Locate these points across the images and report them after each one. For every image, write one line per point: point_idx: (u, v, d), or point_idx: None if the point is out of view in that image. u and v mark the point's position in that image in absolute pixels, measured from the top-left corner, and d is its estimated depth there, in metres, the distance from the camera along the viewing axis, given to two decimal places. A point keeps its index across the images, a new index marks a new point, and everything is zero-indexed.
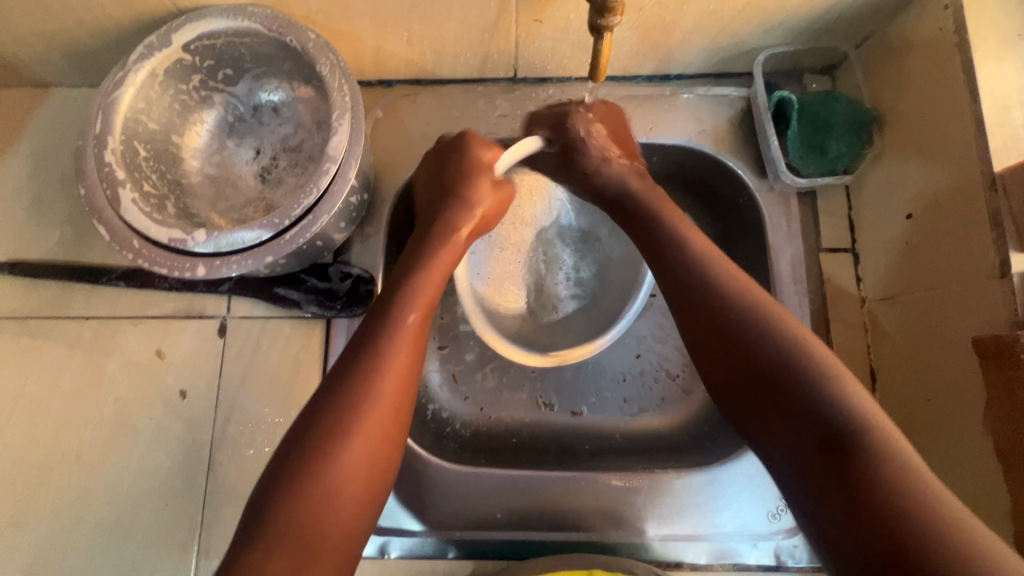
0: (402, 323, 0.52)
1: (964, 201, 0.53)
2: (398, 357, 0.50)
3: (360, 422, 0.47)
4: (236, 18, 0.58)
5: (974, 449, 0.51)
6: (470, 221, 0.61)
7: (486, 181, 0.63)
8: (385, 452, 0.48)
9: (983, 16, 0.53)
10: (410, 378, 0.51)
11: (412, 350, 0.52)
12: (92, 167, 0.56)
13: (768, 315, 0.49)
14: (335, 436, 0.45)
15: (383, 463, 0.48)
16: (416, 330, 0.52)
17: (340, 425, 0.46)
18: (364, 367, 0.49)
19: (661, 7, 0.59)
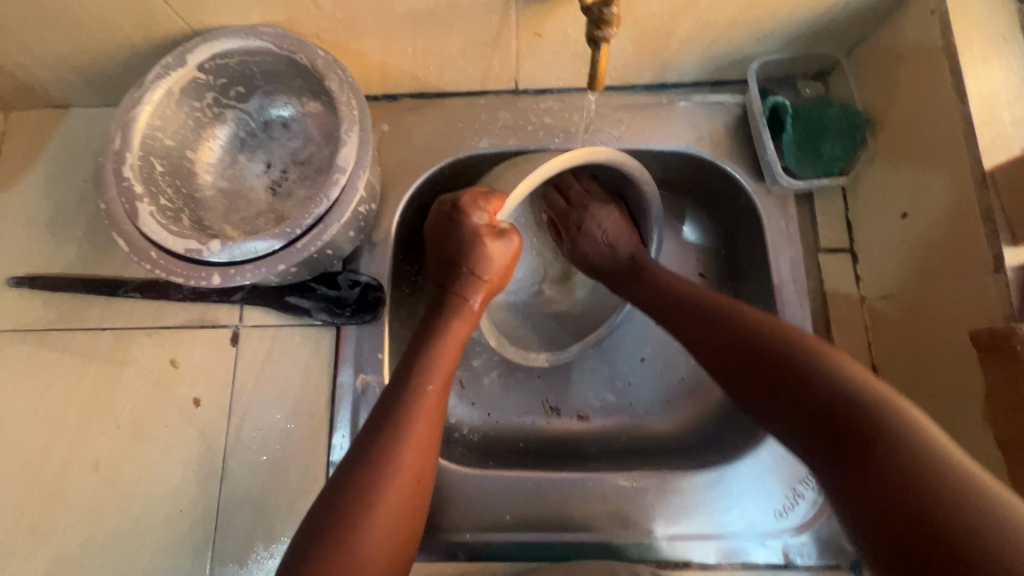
0: (422, 390, 0.56)
1: (958, 199, 0.54)
2: (420, 419, 0.55)
3: (380, 485, 0.51)
4: (248, 38, 0.60)
5: (976, 441, 0.52)
6: (478, 290, 0.63)
7: (487, 243, 0.62)
8: (410, 514, 0.52)
9: (967, 20, 0.55)
10: (429, 449, 0.55)
11: (432, 418, 0.56)
12: (111, 182, 0.58)
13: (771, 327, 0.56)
14: (365, 503, 0.49)
15: (407, 526, 0.52)
16: (435, 398, 0.57)
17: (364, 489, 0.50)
18: (384, 430, 0.53)
19: (656, 19, 0.61)
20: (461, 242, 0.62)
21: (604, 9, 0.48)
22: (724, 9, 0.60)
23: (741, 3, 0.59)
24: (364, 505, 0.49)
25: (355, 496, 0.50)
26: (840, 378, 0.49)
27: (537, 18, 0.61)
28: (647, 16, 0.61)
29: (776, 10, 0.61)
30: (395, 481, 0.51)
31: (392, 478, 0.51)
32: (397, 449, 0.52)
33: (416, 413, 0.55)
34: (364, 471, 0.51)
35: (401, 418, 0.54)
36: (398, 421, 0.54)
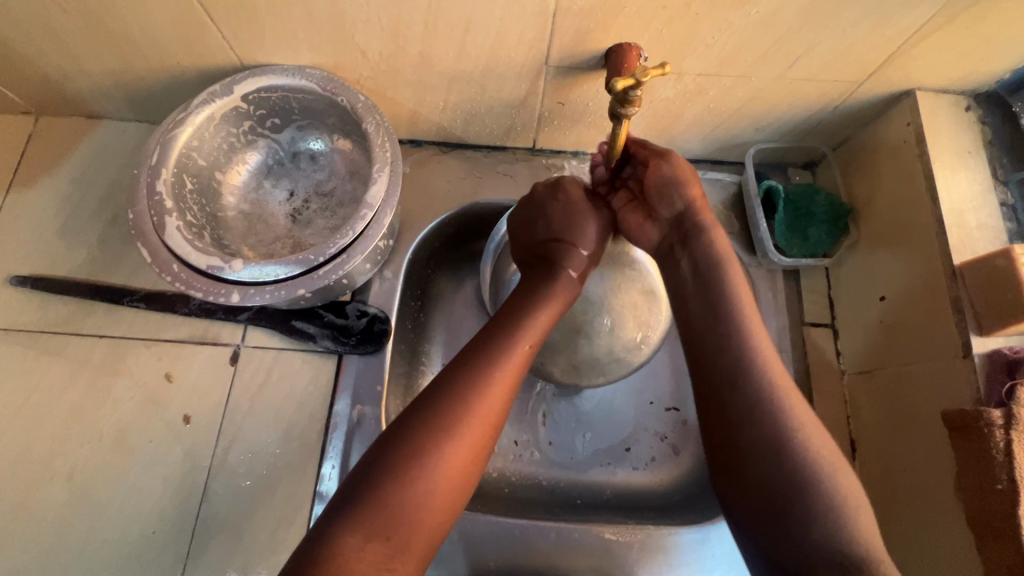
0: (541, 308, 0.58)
1: (931, 288, 0.60)
2: (547, 314, 0.58)
3: (506, 353, 0.53)
4: (295, 76, 0.65)
5: (949, 516, 0.55)
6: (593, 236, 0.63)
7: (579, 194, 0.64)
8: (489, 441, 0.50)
9: (939, 134, 0.63)
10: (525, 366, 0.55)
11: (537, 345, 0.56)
12: (143, 194, 0.61)
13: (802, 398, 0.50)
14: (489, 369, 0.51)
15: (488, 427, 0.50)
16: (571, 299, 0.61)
17: (462, 409, 0.48)
18: (498, 346, 0.53)
19: (668, 103, 0.68)
20: (571, 213, 0.63)
21: (629, 92, 0.53)
22: (730, 100, 0.67)
23: (745, 97, 0.67)
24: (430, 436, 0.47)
25: (428, 421, 0.47)
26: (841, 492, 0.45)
27: (563, 89, 0.67)
28: (662, 99, 0.67)
29: (775, 105, 0.68)
30: (519, 355, 0.54)
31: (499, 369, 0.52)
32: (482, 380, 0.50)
33: (562, 291, 0.60)
34: (447, 390, 0.49)
35: (526, 326, 0.56)
36: (519, 320, 0.56)
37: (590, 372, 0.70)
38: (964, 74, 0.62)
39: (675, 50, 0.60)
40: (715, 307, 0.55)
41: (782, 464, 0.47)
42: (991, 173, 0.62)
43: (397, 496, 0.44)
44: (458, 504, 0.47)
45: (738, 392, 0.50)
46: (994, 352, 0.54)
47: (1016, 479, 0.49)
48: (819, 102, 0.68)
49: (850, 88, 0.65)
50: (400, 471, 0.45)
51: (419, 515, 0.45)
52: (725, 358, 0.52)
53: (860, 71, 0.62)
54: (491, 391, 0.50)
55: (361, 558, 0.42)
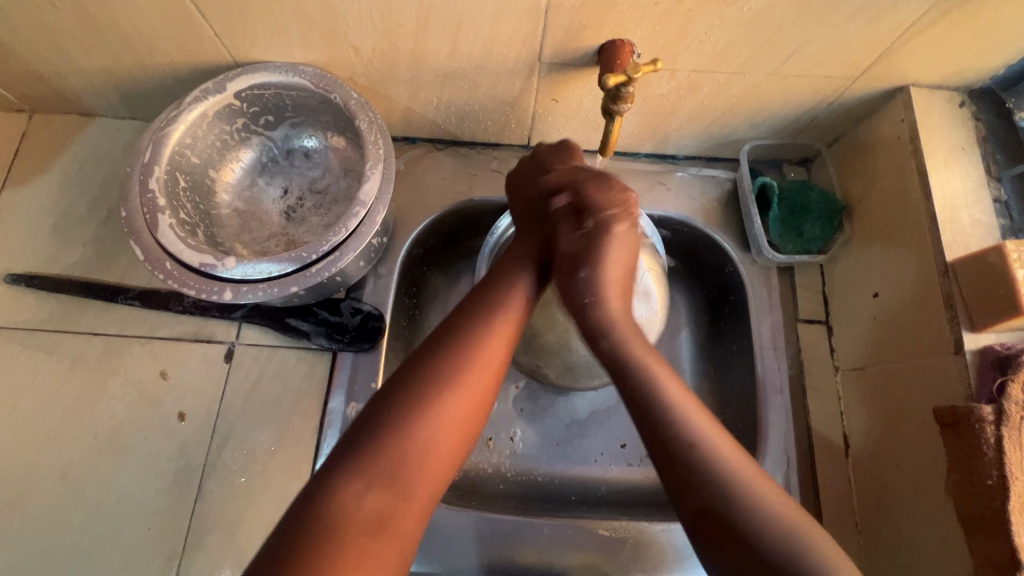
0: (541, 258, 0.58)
1: (924, 285, 0.60)
2: (544, 270, 0.58)
3: (502, 304, 0.54)
4: (288, 73, 0.65)
5: (941, 512, 0.55)
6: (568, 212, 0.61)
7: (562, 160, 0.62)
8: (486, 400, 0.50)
9: (932, 131, 0.63)
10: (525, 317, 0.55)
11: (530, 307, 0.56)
12: (136, 192, 0.61)
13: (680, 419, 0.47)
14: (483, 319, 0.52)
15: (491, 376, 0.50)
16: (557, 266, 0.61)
17: (461, 359, 0.49)
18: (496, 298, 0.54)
19: (662, 99, 0.68)
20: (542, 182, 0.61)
21: (621, 89, 0.54)
22: (723, 97, 0.67)
23: (739, 93, 0.67)
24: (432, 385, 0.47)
25: (425, 377, 0.48)
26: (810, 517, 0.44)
27: (556, 86, 0.67)
28: (655, 96, 0.67)
29: (769, 102, 0.68)
30: (516, 305, 0.54)
31: (496, 318, 0.52)
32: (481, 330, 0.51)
33: (551, 252, 0.60)
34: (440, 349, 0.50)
35: (524, 278, 0.56)
36: (515, 274, 0.57)
37: (577, 377, 0.71)
38: (958, 70, 0.62)
39: (668, 47, 0.60)
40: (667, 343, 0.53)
41: (754, 529, 0.42)
42: (984, 169, 0.62)
43: (396, 450, 0.45)
44: (459, 455, 0.48)
45: (696, 453, 0.45)
46: (986, 349, 0.54)
47: (1006, 475, 0.49)
48: (813, 98, 0.67)
49: (844, 84, 0.65)
50: (398, 420, 0.45)
51: (419, 469, 0.45)
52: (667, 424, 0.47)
53: (854, 67, 0.62)
54: (487, 340, 0.51)
55: (363, 504, 0.42)
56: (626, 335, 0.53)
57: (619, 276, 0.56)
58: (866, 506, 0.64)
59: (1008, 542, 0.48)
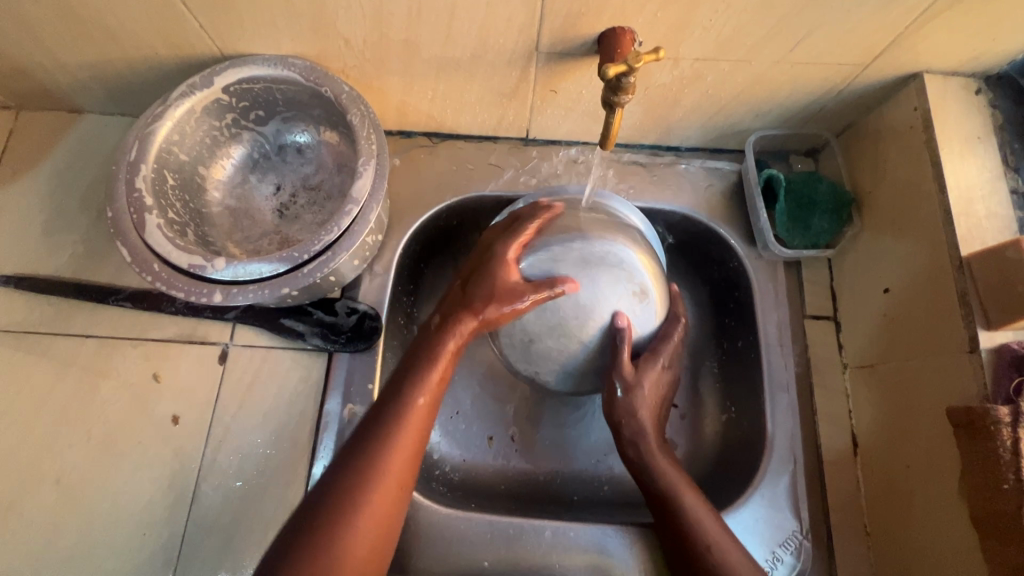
0: (441, 349, 0.58)
1: (937, 281, 0.58)
2: (445, 358, 0.58)
3: (399, 408, 0.54)
4: (277, 66, 0.63)
5: (954, 515, 0.54)
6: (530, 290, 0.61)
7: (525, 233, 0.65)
8: (397, 510, 0.52)
9: (947, 119, 0.60)
10: (431, 412, 0.56)
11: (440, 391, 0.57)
12: (122, 191, 0.59)
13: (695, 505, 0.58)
14: (384, 428, 0.53)
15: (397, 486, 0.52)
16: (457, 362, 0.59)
17: (366, 474, 0.51)
18: (391, 403, 0.54)
19: (665, 89, 0.65)
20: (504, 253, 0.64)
21: (622, 79, 0.51)
22: (728, 86, 0.65)
23: (744, 82, 0.64)
24: (336, 511, 0.49)
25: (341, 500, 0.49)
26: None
27: (554, 76, 0.64)
28: (658, 85, 0.65)
29: (775, 92, 0.66)
30: (416, 410, 0.54)
31: (395, 422, 0.53)
32: (384, 438, 0.52)
33: (453, 338, 0.59)
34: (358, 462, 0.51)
35: (423, 377, 0.56)
36: (411, 367, 0.57)
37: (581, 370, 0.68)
38: (974, 56, 0.59)
39: (670, 34, 0.57)
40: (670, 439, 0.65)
41: (723, 572, 0.54)
42: (1001, 159, 0.59)
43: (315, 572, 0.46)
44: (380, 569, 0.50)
45: (687, 522, 0.57)
46: (1003, 347, 0.52)
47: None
48: (821, 87, 0.65)
49: (854, 72, 0.62)
50: (309, 546, 0.47)
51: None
52: (676, 504, 0.58)
53: (865, 53, 0.59)
54: (388, 449, 0.52)
55: None
56: (655, 449, 0.63)
57: (653, 398, 0.65)
58: (875, 508, 0.63)
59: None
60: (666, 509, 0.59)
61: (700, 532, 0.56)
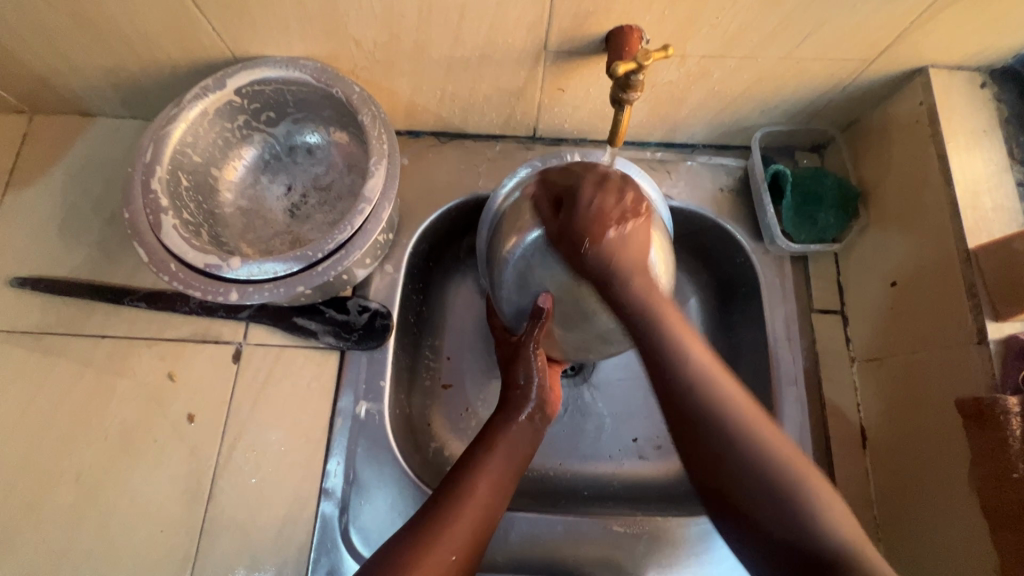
0: (520, 417, 0.60)
1: (944, 273, 0.58)
2: (524, 436, 0.60)
3: (486, 458, 0.56)
4: (288, 68, 0.64)
5: (963, 505, 0.54)
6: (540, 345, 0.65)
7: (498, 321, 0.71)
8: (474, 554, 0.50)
9: (952, 113, 0.61)
10: (514, 474, 0.57)
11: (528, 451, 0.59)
12: (138, 193, 0.60)
13: (747, 428, 0.48)
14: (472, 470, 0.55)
15: (480, 530, 0.51)
16: (540, 429, 0.62)
17: (454, 507, 0.51)
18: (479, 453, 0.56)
19: (672, 86, 0.66)
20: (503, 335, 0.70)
21: (630, 77, 0.52)
22: (735, 83, 0.66)
23: (751, 79, 0.65)
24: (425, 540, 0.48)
25: (430, 533, 0.49)
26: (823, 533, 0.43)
27: (562, 75, 0.65)
28: (665, 83, 0.65)
29: (782, 87, 0.66)
30: (500, 458, 0.56)
31: (481, 468, 0.55)
32: (472, 479, 0.54)
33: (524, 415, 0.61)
34: (455, 499, 0.52)
35: (508, 434, 0.59)
36: (497, 431, 0.59)
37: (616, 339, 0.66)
38: (978, 50, 0.60)
39: (677, 32, 0.58)
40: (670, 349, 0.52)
41: (781, 508, 0.45)
42: (1006, 152, 0.60)
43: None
44: None
45: (730, 451, 0.47)
46: (1010, 338, 0.52)
47: None
48: (827, 82, 0.65)
49: (859, 67, 0.63)
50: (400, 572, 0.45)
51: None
52: (709, 415, 0.49)
53: (870, 48, 0.60)
54: (476, 491, 0.53)
55: None
56: (677, 337, 0.53)
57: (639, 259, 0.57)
58: (884, 499, 0.63)
59: None
60: (702, 438, 0.48)
61: (755, 456, 0.46)
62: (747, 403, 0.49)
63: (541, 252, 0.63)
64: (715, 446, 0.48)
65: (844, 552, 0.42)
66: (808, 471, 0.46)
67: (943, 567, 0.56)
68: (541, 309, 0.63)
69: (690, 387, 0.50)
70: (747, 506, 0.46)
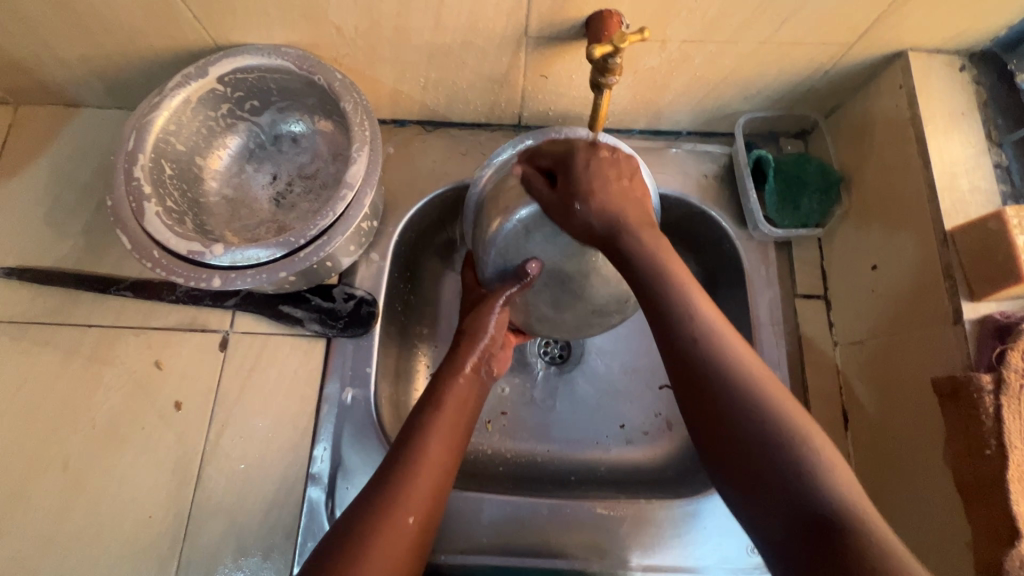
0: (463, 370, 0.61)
1: (922, 255, 0.59)
2: (466, 386, 0.60)
3: (437, 418, 0.56)
4: (270, 56, 0.64)
5: (939, 484, 0.55)
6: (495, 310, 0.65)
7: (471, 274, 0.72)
8: (432, 511, 0.51)
9: (931, 97, 0.61)
10: (461, 426, 0.58)
11: (466, 410, 0.59)
12: (121, 181, 0.60)
13: (762, 388, 0.43)
14: (421, 430, 0.55)
15: (436, 486, 0.52)
16: (484, 382, 0.63)
17: (408, 468, 0.52)
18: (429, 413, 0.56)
19: (654, 72, 0.66)
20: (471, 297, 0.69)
21: (608, 60, 0.52)
22: (716, 68, 0.66)
23: (732, 64, 0.65)
24: (384, 504, 0.49)
25: (379, 511, 0.48)
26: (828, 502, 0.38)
27: (544, 61, 0.65)
28: (647, 69, 0.66)
29: (764, 72, 0.66)
30: (445, 414, 0.57)
31: (431, 426, 0.55)
32: (423, 438, 0.54)
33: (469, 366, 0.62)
34: (410, 463, 0.52)
35: (454, 390, 0.59)
36: (444, 388, 0.59)
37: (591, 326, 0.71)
38: (956, 34, 0.60)
39: (657, 17, 0.58)
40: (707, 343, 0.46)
41: (780, 461, 0.40)
42: (985, 134, 0.60)
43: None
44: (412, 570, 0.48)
45: (732, 403, 0.43)
46: (986, 318, 0.53)
47: (1005, 444, 0.48)
48: (809, 67, 0.66)
49: (840, 51, 0.63)
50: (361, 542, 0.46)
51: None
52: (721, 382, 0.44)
53: (850, 32, 0.60)
54: (429, 451, 0.53)
55: None
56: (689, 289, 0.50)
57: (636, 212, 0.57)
58: (863, 481, 0.64)
59: (1006, 511, 0.48)
60: (700, 379, 0.45)
61: (762, 425, 0.42)
62: (760, 372, 0.45)
63: (522, 236, 0.67)
64: (722, 404, 0.43)
65: (848, 512, 0.37)
66: (818, 436, 0.41)
67: (919, 545, 0.57)
68: (529, 274, 0.65)
69: (702, 343, 0.46)
70: (752, 464, 0.41)
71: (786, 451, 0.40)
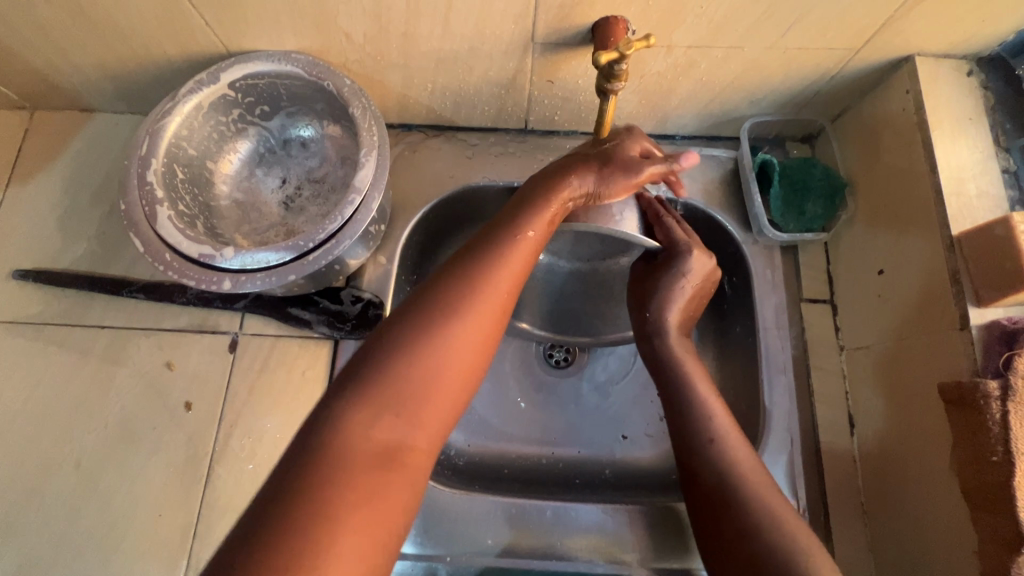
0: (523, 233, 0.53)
1: (930, 261, 0.58)
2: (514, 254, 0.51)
3: (485, 270, 0.49)
4: (281, 62, 0.65)
5: (945, 490, 0.55)
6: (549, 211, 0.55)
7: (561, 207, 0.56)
8: (470, 380, 0.46)
9: (937, 102, 0.61)
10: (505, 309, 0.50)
11: (514, 290, 0.51)
12: (134, 185, 0.62)
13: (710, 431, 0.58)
14: (465, 276, 0.49)
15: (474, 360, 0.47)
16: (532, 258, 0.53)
17: (446, 316, 0.46)
18: (477, 263, 0.50)
19: (660, 77, 0.67)
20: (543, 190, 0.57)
21: (614, 67, 0.53)
22: (722, 73, 0.66)
23: (738, 69, 0.65)
24: (412, 351, 0.44)
25: (415, 343, 0.45)
26: (760, 518, 0.51)
27: (551, 67, 0.66)
28: (653, 73, 0.66)
29: (770, 77, 0.66)
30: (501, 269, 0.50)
31: (482, 285, 0.49)
32: (467, 297, 0.47)
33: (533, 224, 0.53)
34: (447, 296, 0.47)
35: (513, 243, 0.52)
36: (480, 255, 0.51)
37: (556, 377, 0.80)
38: (964, 38, 0.60)
39: (663, 22, 0.58)
40: (675, 378, 0.62)
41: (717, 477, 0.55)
42: (992, 139, 0.60)
43: (379, 437, 0.41)
44: (449, 421, 0.45)
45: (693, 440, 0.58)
46: (993, 324, 0.53)
47: (1012, 450, 0.48)
48: (815, 71, 0.66)
49: (846, 56, 0.63)
50: (374, 386, 0.43)
51: (397, 462, 0.41)
52: (709, 447, 0.57)
53: (858, 37, 0.60)
54: (474, 300, 0.48)
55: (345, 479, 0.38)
56: (690, 376, 0.61)
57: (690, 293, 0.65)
58: (869, 485, 0.64)
59: (1012, 517, 0.48)
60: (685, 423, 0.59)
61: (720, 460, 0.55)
62: (729, 428, 0.58)
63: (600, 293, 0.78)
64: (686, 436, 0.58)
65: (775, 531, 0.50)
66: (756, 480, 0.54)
67: (924, 552, 0.57)
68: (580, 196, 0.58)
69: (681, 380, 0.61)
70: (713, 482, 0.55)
71: (750, 506, 0.52)
